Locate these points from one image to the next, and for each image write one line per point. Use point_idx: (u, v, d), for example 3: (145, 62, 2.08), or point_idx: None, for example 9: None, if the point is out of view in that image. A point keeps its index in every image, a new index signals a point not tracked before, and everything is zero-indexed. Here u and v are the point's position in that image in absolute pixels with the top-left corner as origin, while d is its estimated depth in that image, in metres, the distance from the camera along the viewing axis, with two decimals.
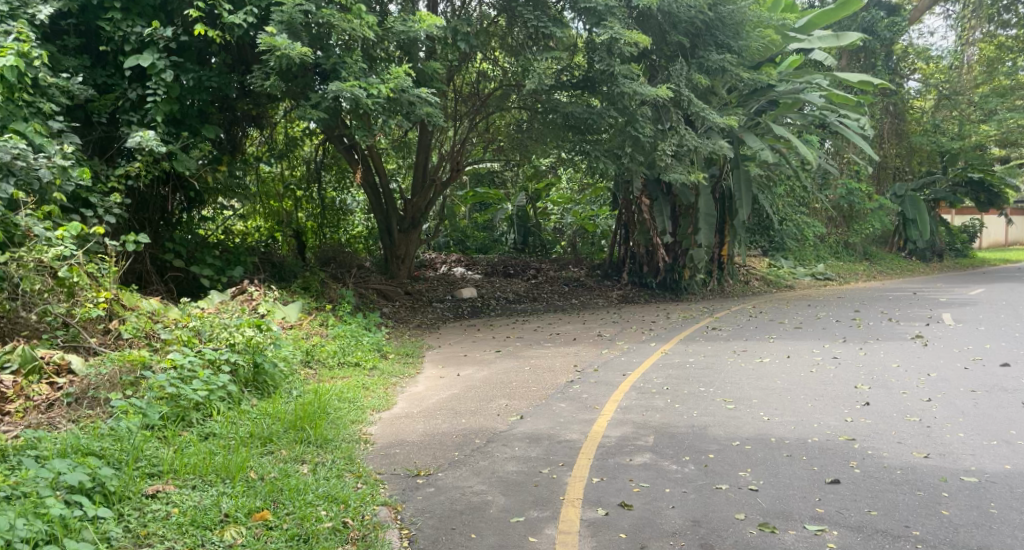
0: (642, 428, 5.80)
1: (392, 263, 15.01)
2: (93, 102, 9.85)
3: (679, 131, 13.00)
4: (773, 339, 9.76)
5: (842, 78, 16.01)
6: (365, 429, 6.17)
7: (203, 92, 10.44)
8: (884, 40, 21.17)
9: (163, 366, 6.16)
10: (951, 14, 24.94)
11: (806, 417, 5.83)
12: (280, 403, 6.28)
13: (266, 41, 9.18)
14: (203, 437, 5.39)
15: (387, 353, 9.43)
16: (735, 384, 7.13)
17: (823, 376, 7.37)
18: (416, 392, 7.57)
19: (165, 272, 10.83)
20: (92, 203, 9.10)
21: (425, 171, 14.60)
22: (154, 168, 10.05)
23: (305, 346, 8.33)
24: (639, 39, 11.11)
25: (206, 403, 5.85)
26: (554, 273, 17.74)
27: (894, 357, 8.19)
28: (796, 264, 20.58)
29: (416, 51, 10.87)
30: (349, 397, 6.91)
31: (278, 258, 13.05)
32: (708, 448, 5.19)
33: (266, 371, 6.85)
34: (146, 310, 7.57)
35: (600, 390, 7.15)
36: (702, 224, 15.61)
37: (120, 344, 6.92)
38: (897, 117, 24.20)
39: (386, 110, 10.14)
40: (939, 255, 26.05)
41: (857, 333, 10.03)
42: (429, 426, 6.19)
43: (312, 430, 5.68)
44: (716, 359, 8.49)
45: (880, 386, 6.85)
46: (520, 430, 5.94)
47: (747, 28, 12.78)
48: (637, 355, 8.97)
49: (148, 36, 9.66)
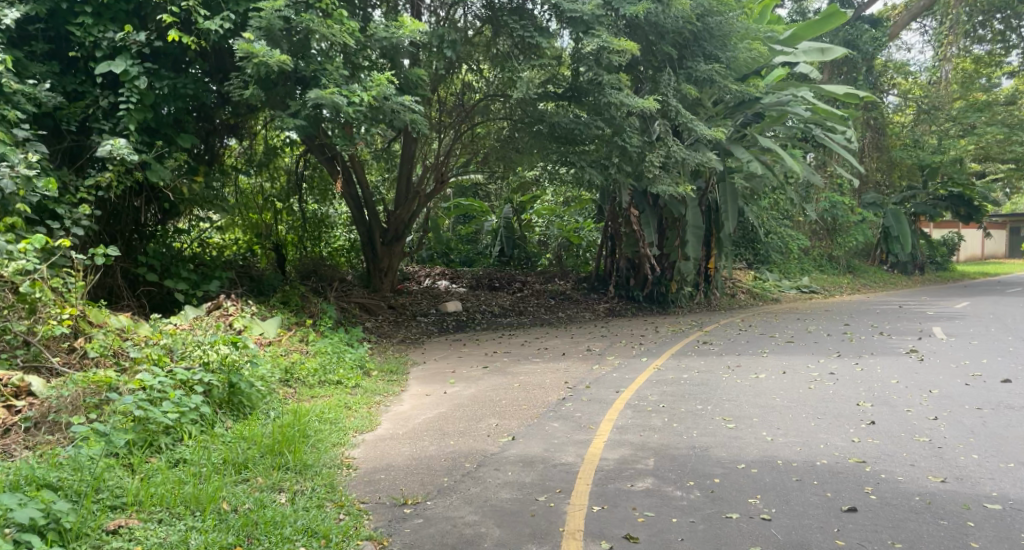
0: (641, 449, 5.51)
1: (375, 276, 14.68)
2: (62, 109, 9.45)
3: (667, 143, 12.80)
4: (767, 354, 9.51)
5: (827, 91, 15.81)
6: (347, 452, 5.82)
7: (179, 101, 10.10)
8: (866, 54, 21.25)
9: (130, 387, 5.77)
10: (928, 31, 25.03)
11: (811, 437, 5.58)
12: (256, 425, 5.94)
13: (243, 47, 8.85)
14: (173, 465, 5.04)
15: (370, 370, 9.07)
16: (733, 402, 6.86)
17: (823, 393, 7.12)
18: (400, 411, 7.22)
19: (137, 287, 10.46)
20: (59, 215, 8.72)
21: (408, 183, 14.30)
22: (127, 178, 9.68)
23: (284, 363, 7.97)
24: (627, 46, 10.85)
25: (177, 426, 5.50)
26: (540, 286, 17.47)
27: (892, 373, 7.96)
28: (781, 278, 20.47)
29: (400, 59, 10.64)
30: (330, 418, 6.57)
31: (256, 272, 12.68)
32: (713, 471, 4.91)
33: (242, 391, 6.48)
34: (115, 327, 7.16)
35: (594, 408, 6.86)
36: (690, 236, 15.62)
37: (85, 364, 6.51)
38: (879, 131, 23.76)
39: (367, 119, 9.82)
40: (920, 268, 26.09)
41: (851, 347, 9.81)
42: (417, 449, 5.85)
43: (291, 455, 5.34)
44: (710, 374, 8.22)
45: (883, 403, 6.60)
46: (512, 452, 5.63)
47: (734, 40, 12.63)
48: (629, 371, 8.67)
49: (120, 41, 9.31)
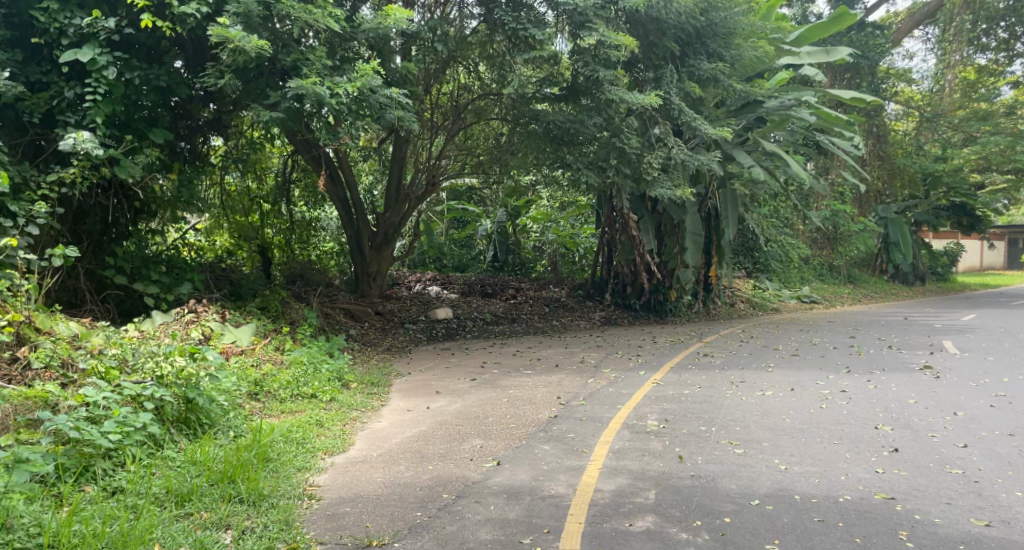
0: (640, 479, 4.91)
1: (362, 281, 14.03)
2: (25, 100, 8.92)
3: (668, 144, 12.27)
4: (773, 369, 8.90)
5: (836, 96, 15.24)
6: (312, 479, 5.22)
7: (151, 93, 9.55)
8: (873, 60, 20.74)
9: (69, 404, 5.27)
10: (931, 37, 24.13)
11: (830, 466, 4.98)
12: (211, 447, 5.38)
13: (217, 32, 8.30)
14: (108, 496, 4.51)
15: (348, 383, 8.44)
16: (739, 423, 6.27)
17: (837, 413, 6.51)
18: (377, 429, 6.61)
19: (104, 290, 9.87)
20: (13, 211, 8.25)
21: (398, 186, 13.68)
22: (93, 174, 9.10)
23: (252, 376, 7.39)
24: (626, 41, 10.33)
25: (119, 450, 4.98)
26: (534, 293, 16.89)
27: (909, 391, 7.34)
28: (781, 287, 19.94)
29: (388, 51, 10.05)
30: (297, 437, 5.99)
31: (236, 274, 12.08)
32: (721, 508, 4.33)
33: (200, 408, 5.89)
34: (65, 335, 6.73)
35: (590, 428, 6.27)
36: (690, 243, 15.04)
37: (27, 377, 5.99)
38: (880, 140, 23.29)
39: (351, 112, 9.22)
40: (922, 279, 25.58)
41: (861, 362, 9.19)
42: (391, 476, 5.22)
43: (245, 484, 4.77)
44: (714, 391, 7.64)
45: (904, 427, 5.97)
46: (496, 481, 5.03)
47: (740, 39, 12.06)
48: (626, 386, 8.06)
49: (87, 27, 8.83)
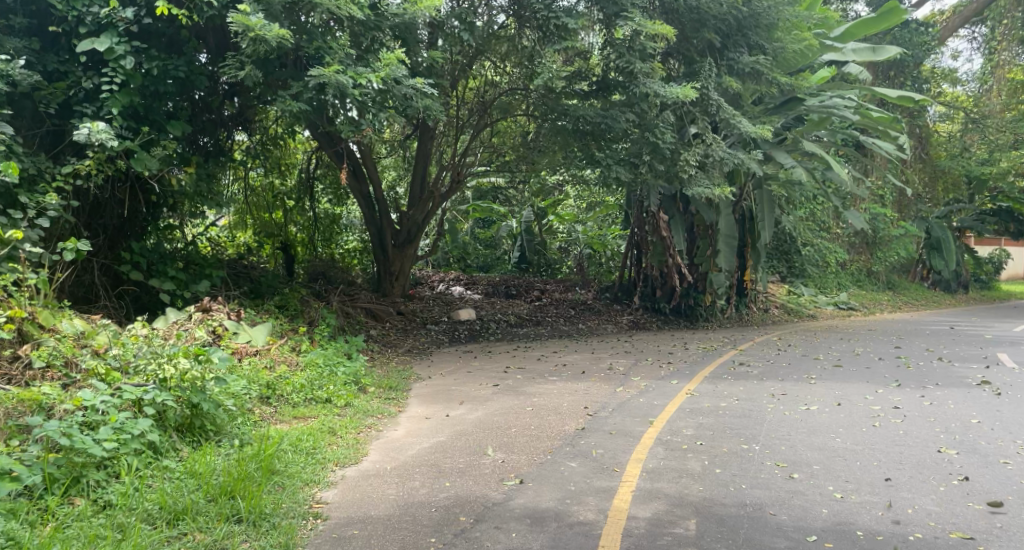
0: (679, 505, 4.45)
1: (385, 280, 13.65)
2: (41, 90, 8.67)
3: (706, 142, 11.72)
4: (816, 381, 8.33)
5: (882, 94, 14.52)
6: (319, 494, 4.82)
7: (170, 84, 9.25)
8: (917, 59, 19.91)
9: (65, 408, 4.93)
10: (978, 36, 22.96)
11: (894, 496, 4.48)
12: (212, 456, 5.01)
13: (238, 19, 7.95)
14: (98, 512, 4.17)
15: (365, 386, 8.03)
16: (785, 442, 5.74)
17: (893, 433, 5.96)
18: (393, 438, 6.20)
19: (118, 286, 9.56)
20: (24, 204, 8.03)
21: (423, 183, 13.24)
22: (108, 167, 8.80)
23: (264, 379, 7.01)
24: (663, 30, 9.82)
25: (114, 460, 4.63)
26: (560, 295, 16.43)
27: (970, 410, 6.74)
28: (818, 293, 19.21)
29: (413, 41, 9.63)
30: (307, 447, 5.61)
31: (256, 272, 11.75)
32: (773, 544, 3.86)
33: (204, 414, 5.52)
34: (71, 333, 6.40)
35: (621, 444, 5.79)
36: (723, 245, 14.35)
37: (29, 377, 5.68)
38: (921, 143, 22.45)
39: (376, 103, 8.86)
40: (965, 287, 24.65)
41: (912, 375, 8.58)
42: (404, 493, 4.80)
43: (244, 500, 4.38)
44: (754, 404, 7.12)
45: (971, 451, 5.42)
46: (519, 503, 4.58)
47: (783, 29, 11.47)
48: (658, 397, 7.55)
49: (105, 17, 8.52)
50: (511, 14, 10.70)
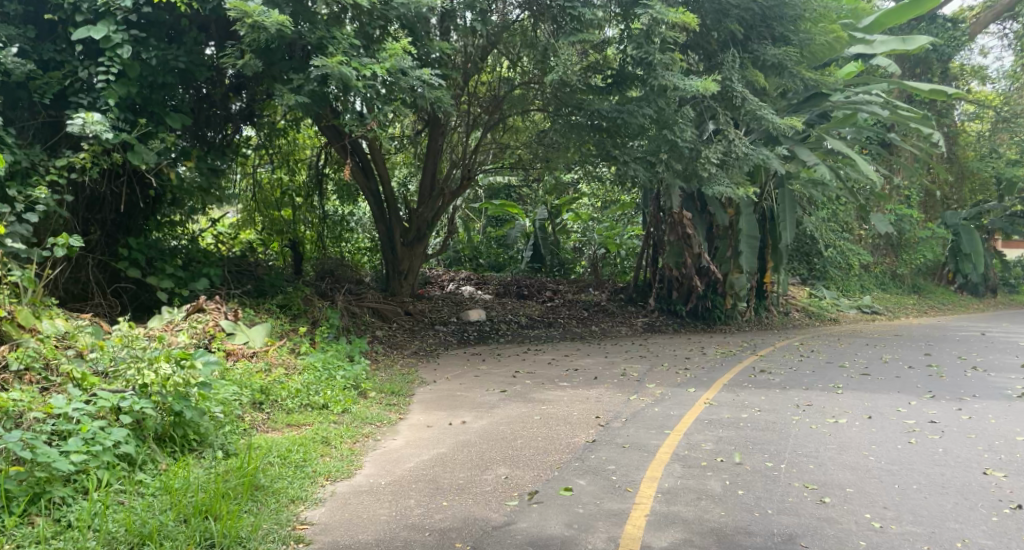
0: (700, 533, 4.01)
1: (393, 280, 13.24)
2: (37, 79, 8.31)
3: (727, 137, 11.24)
4: (843, 390, 7.85)
5: (913, 88, 13.77)
6: (304, 514, 4.43)
7: (170, 75, 8.90)
8: (942, 55, 19.27)
9: (34, 416, 4.55)
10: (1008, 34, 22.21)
11: (941, 528, 4.02)
12: (191, 470, 4.62)
13: (235, 6, 7.56)
14: (59, 534, 3.80)
15: (365, 391, 7.63)
16: (813, 460, 5.28)
17: (931, 451, 5.49)
18: (391, 450, 5.78)
19: (114, 283, 9.23)
20: (13, 198, 7.73)
21: (432, 179, 12.86)
22: (104, 160, 8.45)
23: (257, 384, 6.62)
24: (685, 19, 9.40)
25: (83, 474, 4.26)
26: (573, 296, 15.99)
27: (1013, 426, 6.24)
28: (841, 296, 18.62)
29: (420, 30, 9.24)
30: (298, 459, 5.21)
31: (261, 269, 11.40)
32: None
33: (188, 423, 5.13)
34: (52, 334, 6.02)
35: (634, 459, 5.35)
36: (743, 246, 13.86)
37: (3, 379, 5.28)
38: (949, 142, 21.76)
39: (380, 97, 8.48)
40: (994, 291, 23.90)
41: (947, 385, 8.06)
42: (397, 514, 4.40)
43: (219, 522, 4.00)
44: (778, 416, 6.65)
45: (1020, 474, 4.94)
46: (522, 527, 4.16)
47: (810, 21, 11.08)
48: (675, 406, 7.11)
49: (102, 5, 8.18)
50: (525, 9, 10.39)
